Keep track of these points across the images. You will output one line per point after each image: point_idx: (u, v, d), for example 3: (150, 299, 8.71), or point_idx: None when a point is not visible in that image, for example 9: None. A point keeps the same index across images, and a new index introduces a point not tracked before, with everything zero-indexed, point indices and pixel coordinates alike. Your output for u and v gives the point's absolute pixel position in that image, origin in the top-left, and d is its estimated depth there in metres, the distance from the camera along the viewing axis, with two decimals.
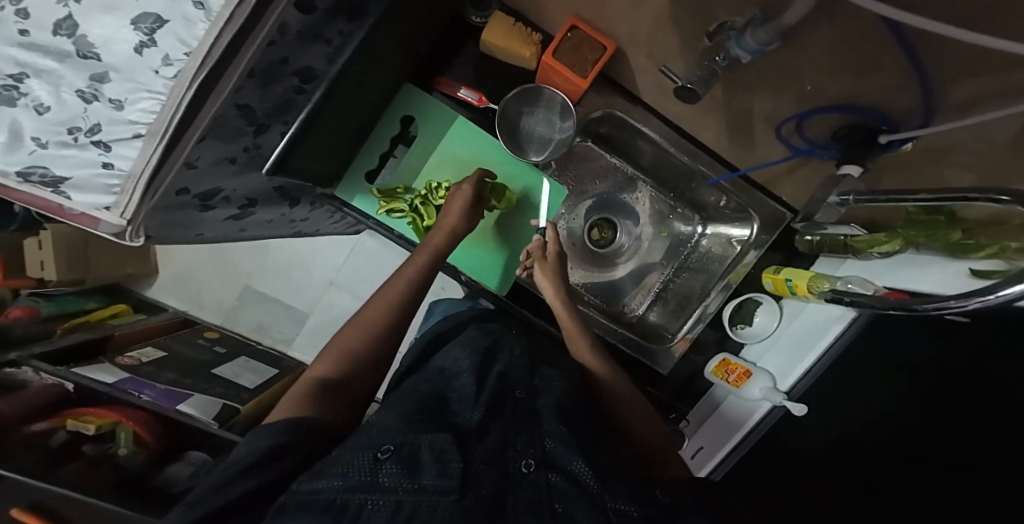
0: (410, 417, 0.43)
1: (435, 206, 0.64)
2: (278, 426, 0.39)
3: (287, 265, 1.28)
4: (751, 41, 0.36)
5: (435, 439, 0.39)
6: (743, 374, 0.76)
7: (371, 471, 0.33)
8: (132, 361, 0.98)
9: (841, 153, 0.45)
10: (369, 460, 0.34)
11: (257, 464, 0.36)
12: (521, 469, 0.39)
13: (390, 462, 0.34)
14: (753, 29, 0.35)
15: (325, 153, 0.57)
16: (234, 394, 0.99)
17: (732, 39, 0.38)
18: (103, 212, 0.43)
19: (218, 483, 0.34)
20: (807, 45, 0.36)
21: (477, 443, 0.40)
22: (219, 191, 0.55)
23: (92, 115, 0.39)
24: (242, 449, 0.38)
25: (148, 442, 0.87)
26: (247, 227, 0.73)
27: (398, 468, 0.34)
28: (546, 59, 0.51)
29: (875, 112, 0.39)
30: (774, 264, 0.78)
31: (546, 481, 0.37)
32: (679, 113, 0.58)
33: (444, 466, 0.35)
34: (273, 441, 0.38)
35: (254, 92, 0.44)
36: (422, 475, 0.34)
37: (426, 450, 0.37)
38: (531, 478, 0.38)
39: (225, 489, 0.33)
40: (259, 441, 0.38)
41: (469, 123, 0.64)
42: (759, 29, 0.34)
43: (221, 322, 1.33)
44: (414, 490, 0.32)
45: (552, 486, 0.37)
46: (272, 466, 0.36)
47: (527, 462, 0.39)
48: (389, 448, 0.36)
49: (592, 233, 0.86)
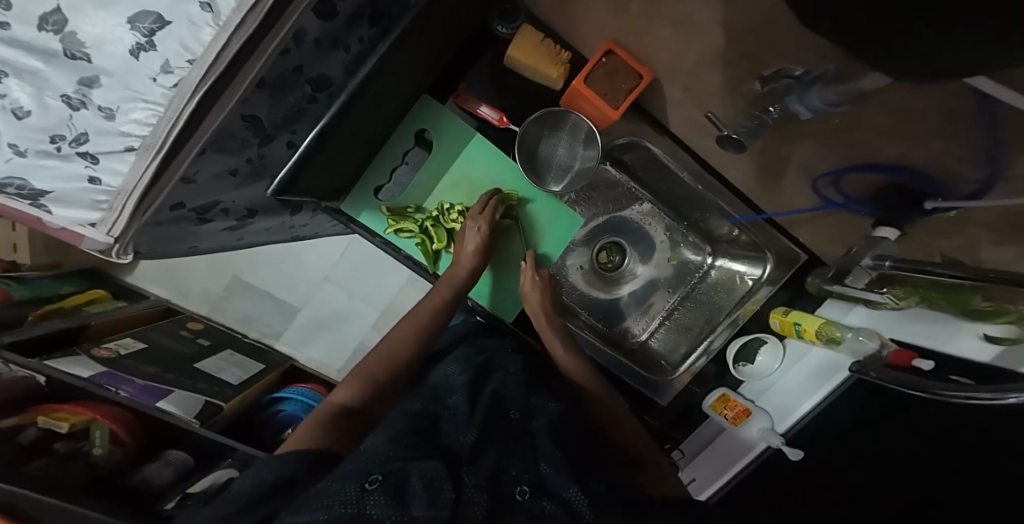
0: (400, 441, 0.40)
1: (446, 229, 0.62)
2: (281, 457, 0.40)
3: (280, 260, 1.23)
4: (817, 97, 0.35)
5: (425, 466, 0.36)
6: (743, 412, 0.76)
7: (357, 503, 0.32)
8: (111, 353, 0.91)
9: (878, 212, 0.43)
10: (356, 492, 0.33)
11: (256, 503, 0.36)
12: (515, 496, 0.37)
13: (377, 493, 0.33)
14: (820, 82, 0.33)
15: (334, 167, 0.54)
16: (217, 391, 0.96)
17: (792, 89, 0.36)
18: (87, 229, 0.41)
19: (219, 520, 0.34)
20: (871, 105, 0.34)
21: (469, 467, 0.38)
22: (217, 204, 0.52)
23: (78, 123, 0.35)
24: (245, 481, 0.39)
25: (126, 442, 0.80)
26: (245, 237, 0.69)
27: (385, 499, 0.33)
28: (576, 85, 0.48)
29: (927, 178, 0.37)
30: (779, 303, 0.75)
31: (540, 509, 0.37)
32: (704, 145, 0.56)
33: (434, 495, 0.34)
34: (276, 474, 0.38)
35: (263, 102, 0.40)
36: (410, 505, 0.33)
37: (415, 476, 0.35)
38: (526, 506, 0.37)
39: None
40: (262, 475, 0.38)
41: (485, 141, 0.61)
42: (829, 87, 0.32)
43: (207, 312, 1.28)
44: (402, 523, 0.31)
45: (545, 514, 0.37)
46: (273, 502, 0.36)
47: (521, 489, 0.38)
48: (377, 478, 0.34)
49: (600, 256, 0.84)
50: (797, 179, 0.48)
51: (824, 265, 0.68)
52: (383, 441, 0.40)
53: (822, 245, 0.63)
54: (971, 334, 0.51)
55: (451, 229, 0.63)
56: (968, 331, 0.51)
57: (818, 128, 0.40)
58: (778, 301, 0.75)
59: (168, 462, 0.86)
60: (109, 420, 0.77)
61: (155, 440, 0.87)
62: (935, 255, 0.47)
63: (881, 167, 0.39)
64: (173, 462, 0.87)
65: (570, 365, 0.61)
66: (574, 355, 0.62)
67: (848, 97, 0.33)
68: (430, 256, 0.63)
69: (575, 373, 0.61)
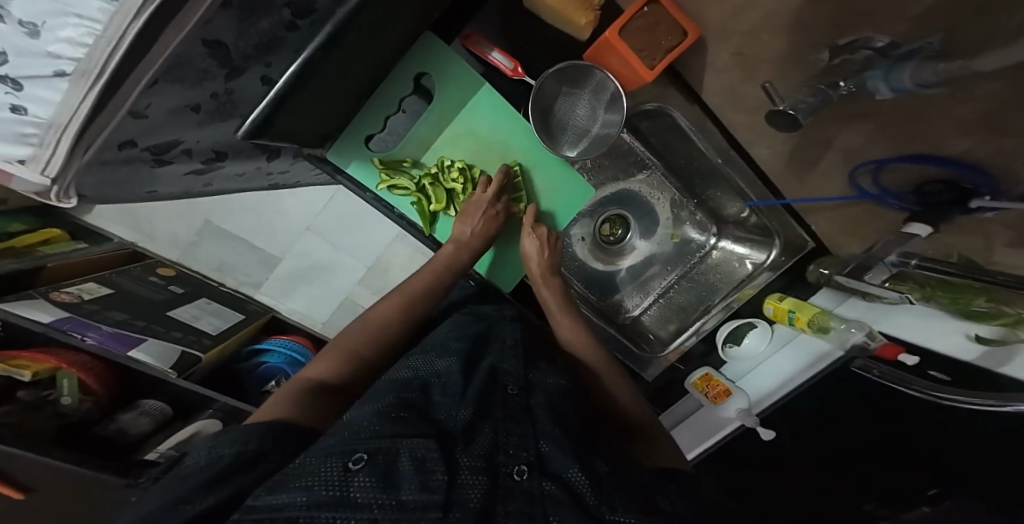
0: (388, 413, 0.36)
1: (444, 189, 0.57)
2: (247, 429, 0.34)
3: (259, 206, 1.08)
4: (907, 77, 0.30)
5: (415, 444, 0.32)
6: (723, 391, 0.78)
7: (342, 484, 0.27)
8: (73, 298, 0.83)
9: (914, 207, 0.41)
10: (338, 471, 0.28)
11: (214, 480, 0.29)
12: (512, 477, 0.34)
13: (363, 474, 0.28)
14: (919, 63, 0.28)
15: (318, 111, 0.47)
16: (194, 340, 0.91)
17: (874, 65, 0.32)
18: (17, 164, 0.36)
19: (164, 504, 0.26)
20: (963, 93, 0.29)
21: (464, 447, 0.35)
22: (177, 144, 0.45)
23: None
24: (198, 456, 0.32)
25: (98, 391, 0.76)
26: (213, 181, 0.61)
27: (372, 480, 0.28)
28: (609, 36, 0.42)
29: (978, 173, 0.33)
30: (774, 290, 0.73)
31: (540, 490, 0.33)
32: (734, 114, 0.51)
33: (425, 478, 0.30)
34: (239, 449, 0.32)
35: (229, 25, 0.32)
36: (400, 488, 0.29)
37: (404, 459, 0.31)
38: (523, 487, 0.33)
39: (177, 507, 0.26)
40: (220, 450, 0.32)
41: (495, 93, 0.54)
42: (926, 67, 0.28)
43: (179, 257, 1.14)
44: (391, 507, 0.27)
45: (545, 495, 0.33)
46: (237, 476, 0.30)
47: (519, 469, 0.35)
48: (363, 457, 0.29)
49: (603, 228, 0.80)
50: (834, 165, 0.45)
51: (834, 255, 0.66)
52: (370, 412, 0.36)
53: (837, 236, 0.61)
54: (958, 332, 0.53)
55: (450, 190, 0.57)
56: (955, 330, 0.53)
57: (882, 112, 0.35)
58: (773, 287, 0.73)
59: (144, 411, 0.84)
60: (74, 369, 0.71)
61: (126, 391, 0.83)
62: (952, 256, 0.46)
63: (933, 160, 0.35)
64: (150, 412, 0.85)
65: (576, 340, 0.59)
66: (578, 332, 0.60)
67: (947, 79, 0.27)
68: (427, 218, 0.58)
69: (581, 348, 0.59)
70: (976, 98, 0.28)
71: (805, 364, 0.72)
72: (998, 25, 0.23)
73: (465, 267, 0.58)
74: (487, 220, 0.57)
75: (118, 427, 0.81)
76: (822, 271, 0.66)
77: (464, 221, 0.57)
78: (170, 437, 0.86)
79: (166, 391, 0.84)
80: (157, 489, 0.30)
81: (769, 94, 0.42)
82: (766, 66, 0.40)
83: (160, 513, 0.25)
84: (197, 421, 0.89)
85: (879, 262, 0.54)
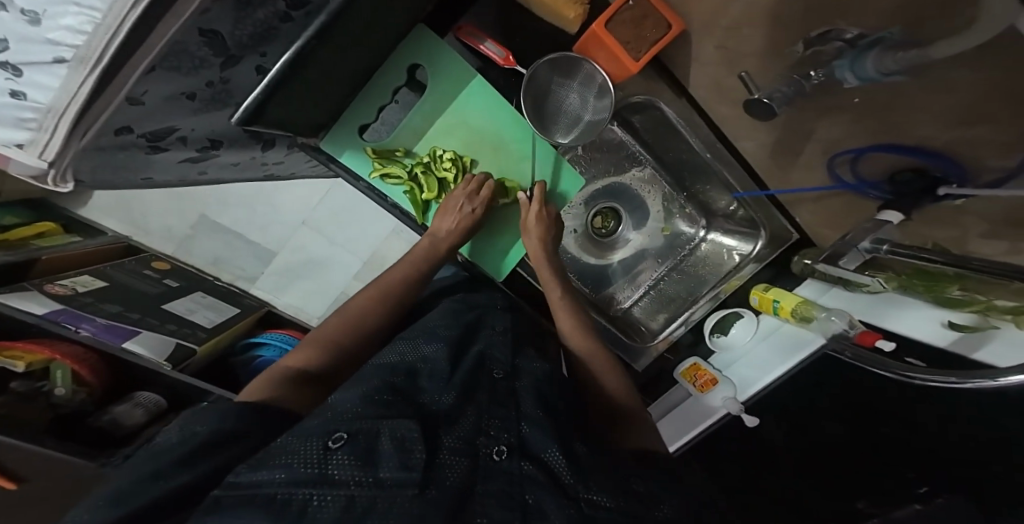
0: (372, 396, 0.37)
1: (436, 178, 0.58)
2: (225, 408, 0.35)
3: (251, 198, 1.15)
4: (870, 65, 0.32)
5: (395, 426, 0.33)
6: (710, 381, 0.78)
7: (321, 462, 0.27)
8: (66, 290, 0.83)
9: (890, 196, 0.42)
10: (318, 450, 0.28)
11: (191, 456, 0.29)
12: (492, 457, 0.34)
13: (342, 451, 0.29)
14: None
15: (312, 100, 0.47)
16: (189, 332, 0.91)
17: (845, 55, 0.34)
18: (15, 149, 0.36)
19: (144, 474, 0.27)
20: (932, 84, 0.30)
21: (446, 430, 0.35)
22: (173, 130, 0.46)
23: None
24: (171, 437, 0.32)
25: (92, 382, 0.76)
26: (208, 171, 0.62)
27: (351, 459, 0.28)
28: (596, 28, 0.43)
29: (950, 163, 0.35)
30: (761, 282, 0.75)
31: (519, 470, 0.33)
32: (720, 107, 0.53)
33: (405, 457, 0.30)
34: (216, 426, 0.32)
35: (225, 15, 0.33)
36: (379, 466, 0.29)
37: (385, 439, 0.32)
38: (503, 468, 0.33)
39: (153, 485, 0.26)
40: (194, 427, 0.32)
41: (487, 84, 0.56)
42: None
43: (173, 251, 1.19)
44: (368, 485, 0.27)
45: (523, 475, 0.33)
46: (212, 454, 0.30)
47: (499, 449, 0.35)
48: (343, 436, 0.30)
49: (595, 221, 0.82)
50: (814, 157, 0.47)
51: (817, 246, 0.68)
52: (355, 394, 0.37)
53: (819, 227, 0.64)
54: (934, 321, 0.54)
55: (442, 180, 0.58)
56: (932, 318, 0.55)
57: (858, 102, 0.37)
58: (760, 278, 0.76)
59: (139, 403, 0.83)
60: (68, 359, 0.72)
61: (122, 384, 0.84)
62: (928, 244, 0.47)
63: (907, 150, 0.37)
64: (144, 403, 0.84)
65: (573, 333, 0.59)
66: (576, 324, 0.60)
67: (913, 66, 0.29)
68: (419, 206, 0.59)
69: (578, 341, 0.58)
70: (944, 88, 0.29)
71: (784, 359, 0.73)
72: (962, 14, 0.24)
73: (443, 259, 0.60)
74: (463, 219, 0.56)
75: (111, 417, 0.80)
76: (806, 261, 0.68)
77: (445, 216, 0.56)
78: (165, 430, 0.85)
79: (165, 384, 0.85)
80: (128, 466, 0.30)
81: (746, 83, 0.44)
82: (748, 58, 0.42)
83: (140, 482, 0.27)
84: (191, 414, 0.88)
85: (855, 248, 0.56)
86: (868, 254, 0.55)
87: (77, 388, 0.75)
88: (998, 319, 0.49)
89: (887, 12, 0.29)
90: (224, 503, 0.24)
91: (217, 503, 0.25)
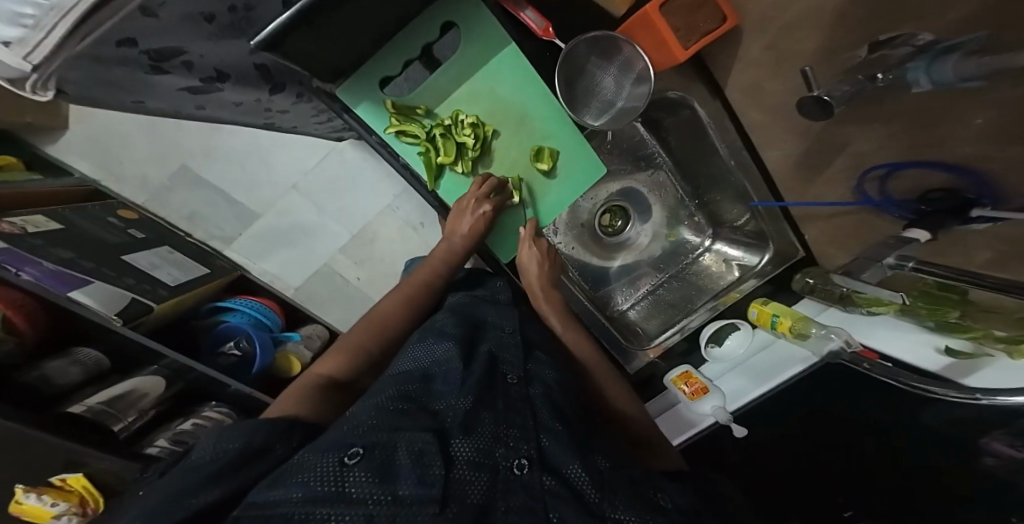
0: (387, 406, 0.38)
1: (455, 142, 0.56)
2: (254, 423, 0.36)
3: (241, 155, 1.08)
4: (950, 69, 0.29)
5: (413, 439, 0.34)
6: (701, 389, 0.75)
7: (337, 480, 0.28)
8: (12, 228, 0.73)
9: (914, 216, 0.45)
10: (335, 466, 0.29)
11: (226, 471, 0.31)
12: (513, 470, 0.35)
13: (360, 468, 0.29)
14: (955, 59, 0.29)
15: (338, 43, 0.44)
16: (149, 289, 0.85)
17: (910, 61, 0.33)
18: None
19: (176, 493, 0.28)
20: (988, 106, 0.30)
21: (461, 439, 0.36)
22: (181, 53, 0.41)
23: None
24: (205, 448, 0.33)
25: (24, 331, 0.68)
26: (206, 106, 0.58)
27: (368, 475, 0.29)
28: (649, 10, 0.43)
29: (982, 186, 0.36)
30: (761, 295, 0.77)
31: (540, 484, 0.34)
32: (754, 114, 0.57)
33: (422, 472, 0.31)
34: (244, 443, 0.34)
35: None
36: (397, 482, 0.30)
37: (402, 452, 0.33)
38: (524, 481, 0.34)
39: (186, 500, 0.28)
40: (224, 444, 0.33)
41: (519, 54, 0.54)
42: (964, 63, 0.28)
43: (146, 201, 1.11)
44: (388, 502, 0.28)
45: (545, 490, 0.34)
46: (246, 468, 0.33)
47: (519, 463, 0.36)
48: (358, 452, 0.31)
49: (603, 219, 0.80)
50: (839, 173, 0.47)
51: (818, 265, 0.71)
52: (370, 407, 0.38)
53: (825, 246, 0.65)
54: (930, 346, 0.57)
55: (462, 145, 0.56)
56: (928, 343, 0.57)
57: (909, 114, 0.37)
58: (759, 292, 0.77)
59: (78, 360, 0.76)
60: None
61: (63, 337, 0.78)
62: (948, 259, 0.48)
63: (940, 166, 0.37)
64: (83, 361, 0.77)
65: (581, 346, 0.62)
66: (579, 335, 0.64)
67: (983, 77, 0.28)
68: (432, 169, 0.57)
69: (581, 346, 0.62)
70: (991, 120, 0.30)
71: (760, 381, 0.74)
72: None
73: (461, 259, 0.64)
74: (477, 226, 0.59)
75: (42, 374, 0.70)
76: (806, 280, 0.72)
77: (462, 214, 0.58)
78: (106, 390, 0.79)
79: (108, 338, 0.77)
80: (160, 486, 0.31)
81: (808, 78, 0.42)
82: (814, 52, 0.42)
83: (166, 504, 0.27)
84: (133, 378, 0.84)
85: (876, 264, 0.54)
86: (887, 271, 0.54)
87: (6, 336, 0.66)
88: (992, 347, 0.51)
89: (971, 17, 0.28)
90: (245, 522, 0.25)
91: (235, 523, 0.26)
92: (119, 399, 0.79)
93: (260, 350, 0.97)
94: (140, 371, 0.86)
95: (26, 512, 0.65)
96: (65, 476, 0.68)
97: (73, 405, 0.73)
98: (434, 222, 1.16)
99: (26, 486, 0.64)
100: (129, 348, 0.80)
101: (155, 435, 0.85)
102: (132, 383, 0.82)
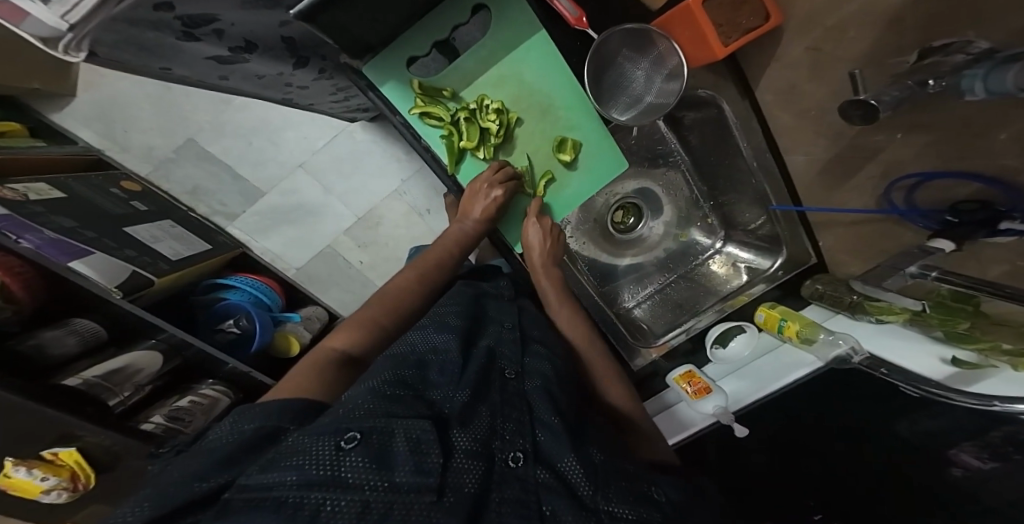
0: (383, 391, 0.38)
1: (479, 127, 0.56)
2: (267, 406, 0.37)
3: (248, 130, 1.03)
4: (1011, 77, 0.29)
5: (410, 426, 0.33)
6: (704, 388, 0.73)
7: (334, 464, 0.28)
8: (17, 195, 0.71)
9: (939, 227, 0.46)
10: (331, 450, 0.28)
11: (238, 453, 0.32)
12: (508, 463, 0.36)
13: (355, 454, 0.29)
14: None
15: (374, 17, 0.43)
16: (150, 263, 0.83)
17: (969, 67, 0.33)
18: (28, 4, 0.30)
19: (189, 476, 0.29)
20: None
21: (460, 430, 0.36)
22: (214, 21, 0.40)
23: None
24: (223, 430, 0.35)
25: (22, 300, 0.67)
26: (229, 75, 0.56)
27: (364, 459, 0.29)
28: (692, 4, 0.45)
29: (1014, 195, 0.37)
30: (769, 299, 0.78)
31: (533, 478, 0.35)
32: (784, 114, 0.57)
33: (419, 461, 0.31)
34: (259, 424, 0.35)
35: None
36: (394, 469, 0.29)
37: (400, 439, 0.32)
38: (517, 475, 0.35)
39: (194, 482, 0.29)
40: (241, 425, 0.34)
41: (549, 40, 0.53)
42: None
43: (148, 174, 1.08)
44: (384, 490, 0.28)
45: (539, 484, 0.35)
46: (253, 456, 0.33)
47: (514, 455, 0.36)
48: (355, 437, 0.30)
49: (616, 215, 0.80)
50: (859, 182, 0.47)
51: (828, 272, 0.72)
52: (366, 390, 0.37)
53: (841, 254, 0.66)
54: (936, 356, 0.57)
55: (485, 130, 0.56)
56: (934, 353, 0.58)
57: None
58: (767, 297, 0.78)
59: (74, 331, 0.74)
60: None
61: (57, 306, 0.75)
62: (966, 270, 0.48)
63: (973, 175, 0.39)
64: (80, 331, 0.75)
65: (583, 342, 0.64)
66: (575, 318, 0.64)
67: None
68: (454, 154, 0.57)
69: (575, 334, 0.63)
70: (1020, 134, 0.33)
71: (760, 385, 0.72)
72: None
73: (472, 245, 0.66)
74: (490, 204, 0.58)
75: (37, 343, 0.69)
76: (816, 286, 0.73)
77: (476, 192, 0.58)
78: (101, 364, 0.76)
79: (106, 311, 0.76)
80: (180, 464, 0.32)
81: (855, 80, 0.43)
82: (863, 52, 0.43)
83: (180, 485, 0.29)
84: (132, 351, 0.82)
85: (898, 272, 0.53)
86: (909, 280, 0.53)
87: (4, 304, 0.65)
88: (998, 360, 0.52)
89: None
90: (237, 507, 0.25)
91: (229, 505, 0.25)
92: (116, 372, 0.77)
93: (258, 329, 0.95)
94: (137, 344, 0.85)
95: (12, 486, 0.64)
96: (56, 450, 0.67)
97: (67, 378, 0.70)
98: (440, 208, 1.16)
99: (14, 460, 0.63)
100: (127, 321, 0.78)
101: (152, 410, 0.85)
102: (128, 358, 0.80)
